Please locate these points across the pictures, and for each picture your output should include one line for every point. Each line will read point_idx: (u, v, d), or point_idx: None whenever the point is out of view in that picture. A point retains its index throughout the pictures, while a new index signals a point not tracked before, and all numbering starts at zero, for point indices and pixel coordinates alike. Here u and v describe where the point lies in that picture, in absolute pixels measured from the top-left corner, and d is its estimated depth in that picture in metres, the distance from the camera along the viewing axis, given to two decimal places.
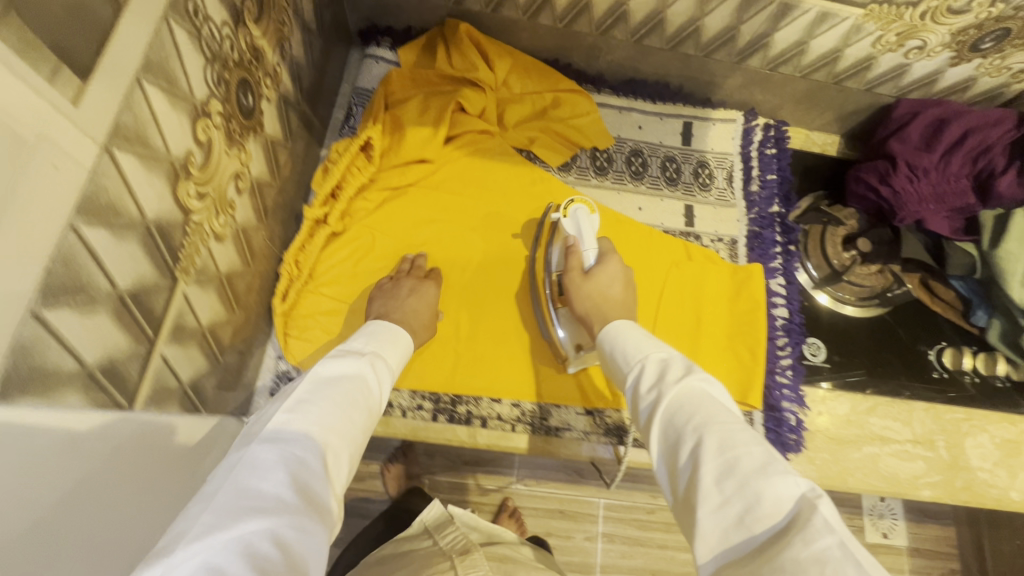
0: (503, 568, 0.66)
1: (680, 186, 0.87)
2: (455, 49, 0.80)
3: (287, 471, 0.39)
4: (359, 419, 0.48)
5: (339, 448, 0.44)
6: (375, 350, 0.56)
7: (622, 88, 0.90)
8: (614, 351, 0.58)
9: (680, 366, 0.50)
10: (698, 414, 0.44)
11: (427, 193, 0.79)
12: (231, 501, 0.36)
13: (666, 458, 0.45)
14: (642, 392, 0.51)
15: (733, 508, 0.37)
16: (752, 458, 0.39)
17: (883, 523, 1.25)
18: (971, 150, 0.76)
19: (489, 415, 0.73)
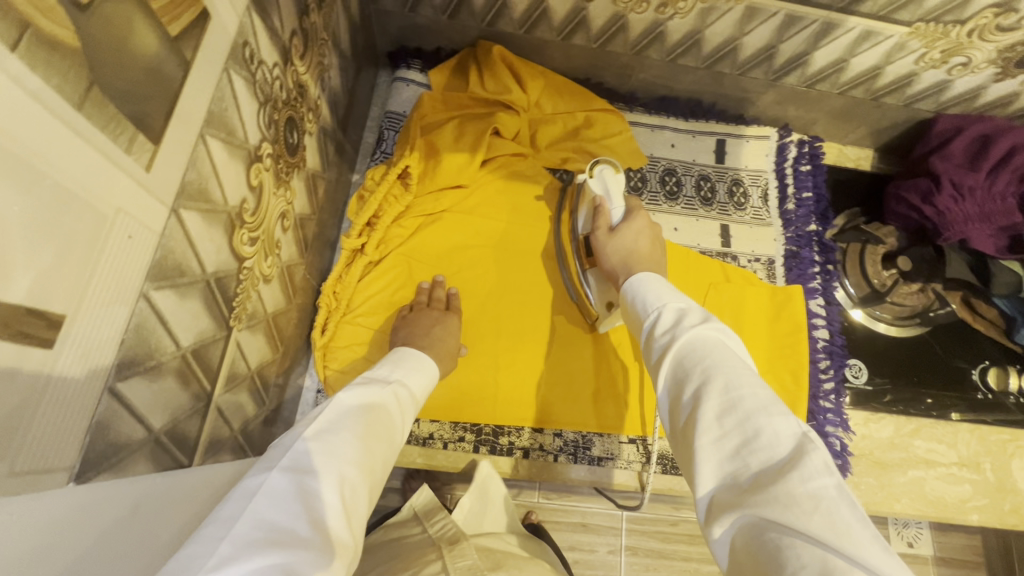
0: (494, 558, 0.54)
1: (715, 205, 0.86)
2: (488, 71, 0.78)
3: (309, 503, 0.32)
4: (382, 454, 0.41)
5: (361, 480, 0.36)
6: (400, 379, 0.51)
7: (654, 106, 0.89)
8: (634, 298, 0.52)
9: (696, 314, 0.46)
10: (706, 354, 0.41)
11: (462, 217, 0.78)
12: (245, 531, 0.29)
13: (670, 401, 0.42)
14: (650, 331, 0.47)
15: (732, 444, 0.35)
16: (756, 399, 0.37)
17: (908, 532, 1.23)
18: (1016, 169, 0.74)
19: (532, 446, 0.72)
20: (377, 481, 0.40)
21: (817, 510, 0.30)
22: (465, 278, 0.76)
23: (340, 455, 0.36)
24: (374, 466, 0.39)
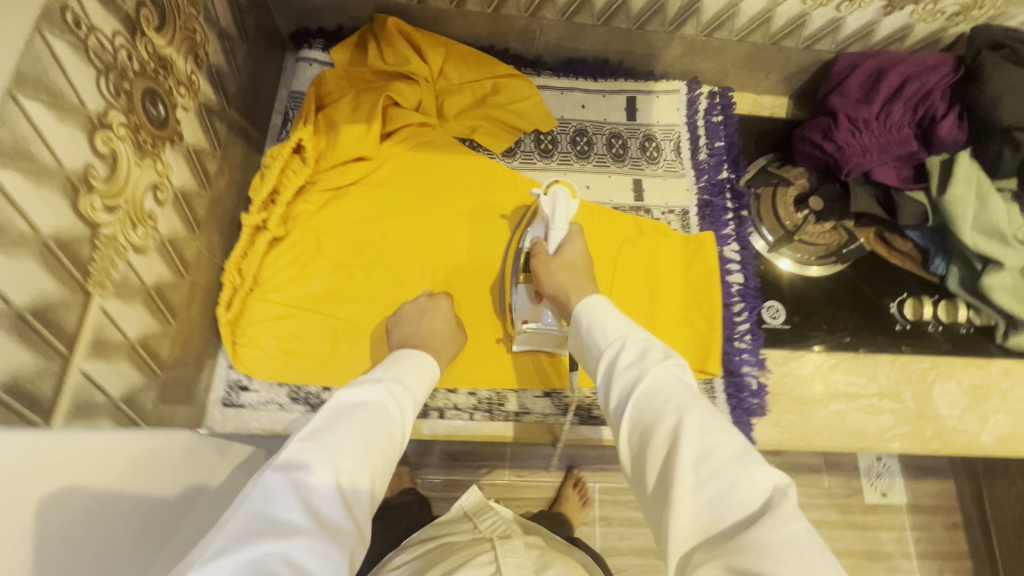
0: (541, 556, 0.67)
1: (627, 161, 0.87)
2: (385, 44, 0.79)
3: (298, 497, 0.42)
4: (382, 448, 0.49)
5: (351, 471, 0.45)
6: (392, 375, 0.56)
7: (562, 68, 0.90)
8: (591, 326, 0.58)
9: (658, 350, 0.52)
10: (671, 395, 0.47)
11: (369, 191, 0.79)
12: (245, 525, 0.40)
13: (638, 440, 0.47)
14: (616, 364, 0.52)
15: (709, 491, 0.41)
16: (727, 446, 0.43)
17: (881, 482, 1.25)
18: (911, 97, 0.75)
19: (445, 405, 0.72)
20: (379, 473, 0.48)
21: (787, 552, 0.36)
22: (378, 250, 0.77)
23: (330, 454, 0.45)
24: (374, 459, 0.47)
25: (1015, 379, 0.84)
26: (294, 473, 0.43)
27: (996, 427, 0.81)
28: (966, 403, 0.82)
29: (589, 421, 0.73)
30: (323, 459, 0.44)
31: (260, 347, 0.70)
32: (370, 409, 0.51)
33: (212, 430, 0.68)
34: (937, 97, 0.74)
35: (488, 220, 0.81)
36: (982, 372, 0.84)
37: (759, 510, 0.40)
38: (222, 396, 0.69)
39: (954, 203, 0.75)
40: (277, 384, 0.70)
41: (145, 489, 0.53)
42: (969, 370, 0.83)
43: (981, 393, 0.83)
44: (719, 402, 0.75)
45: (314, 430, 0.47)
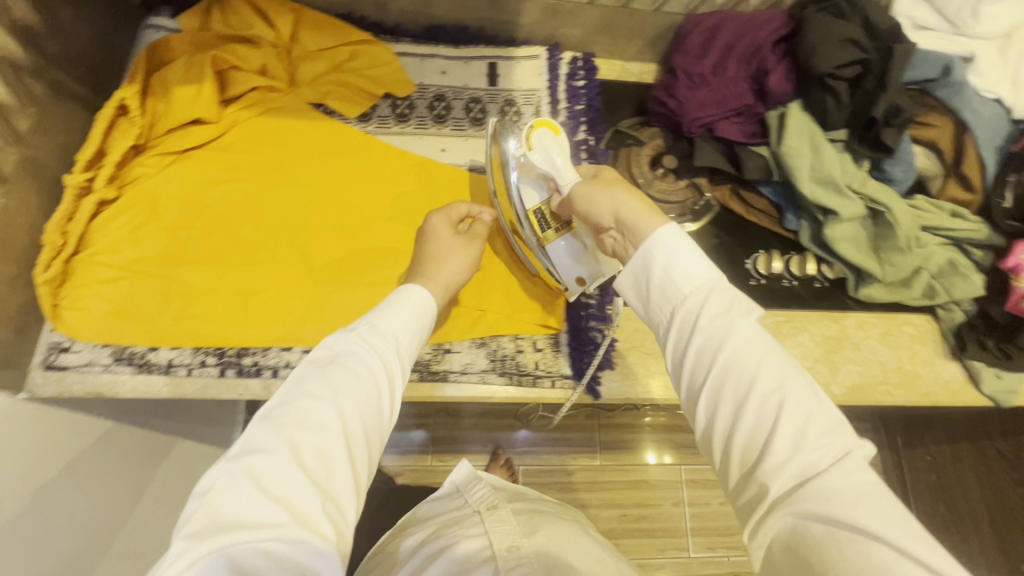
0: (531, 523, 0.70)
1: (486, 124, 0.87)
2: (230, 11, 0.80)
3: (261, 482, 0.39)
4: (358, 413, 0.45)
5: (320, 442, 0.42)
6: (366, 324, 0.52)
7: (422, 36, 0.90)
8: (669, 269, 0.50)
9: (744, 308, 0.48)
10: (763, 360, 0.45)
11: (214, 154, 0.78)
12: (207, 521, 0.38)
13: (721, 397, 0.45)
14: (699, 318, 0.48)
15: (805, 458, 0.40)
16: (821, 416, 0.42)
17: None
18: (744, 53, 0.78)
19: (278, 363, 0.70)
20: (358, 439, 0.45)
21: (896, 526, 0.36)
22: (221, 212, 0.76)
23: (287, 431, 0.42)
24: (346, 426, 0.44)
25: (868, 331, 0.85)
26: (250, 459, 0.40)
27: (847, 376, 0.82)
28: (819, 354, 0.83)
29: (428, 375, 0.72)
30: (281, 437, 0.42)
31: (84, 308, 0.69)
32: (345, 368, 0.47)
33: (33, 394, 0.66)
34: (767, 52, 0.77)
35: (344, 180, 0.81)
36: (836, 324, 0.85)
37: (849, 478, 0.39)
38: (42, 359, 0.67)
39: (790, 154, 0.76)
40: (101, 345, 0.69)
41: None
42: (823, 323, 0.85)
43: (834, 344, 0.84)
44: (562, 355, 0.76)
45: (278, 406, 0.44)
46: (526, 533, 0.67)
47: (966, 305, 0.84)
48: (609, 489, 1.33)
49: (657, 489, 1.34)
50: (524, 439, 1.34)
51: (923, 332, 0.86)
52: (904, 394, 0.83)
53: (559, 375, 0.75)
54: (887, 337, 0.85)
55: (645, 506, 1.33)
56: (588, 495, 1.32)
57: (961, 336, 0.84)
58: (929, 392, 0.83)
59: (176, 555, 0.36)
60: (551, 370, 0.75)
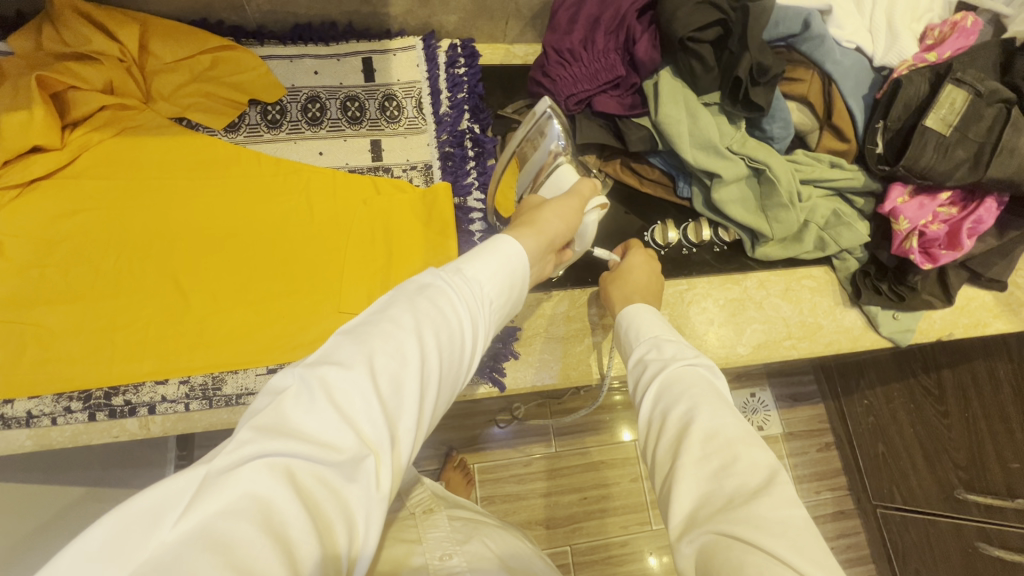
0: (463, 530, 0.67)
1: (365, 123, 0.84)
2: (58, 24, 0.73)
3: (333, 401, 0.34)
4: (438, 349, 0.40)
5: (398, 375, 0.37)
6: (462, 263, 0.46)
7: (288, 36, 0.86)
8: (630, 331, 0.62)
9: (687, 352, 0.55)
10: (689, 389, 0.50)
11: (66, 184, 0.73)
12: (274, 424, 0.33)
13: (657, 422, 0.50)
14: (647, 358, 0.57)
15: (712, 466, 0.42)
16: (736, 430, 0.44)
17: (758, 417, 1.54)
18: (610, 24, 0.77)
19: (153, 399, 0.66)
20: (432, 378, 0.39)
21: (782, 534, 0.36)
22: (84, 244, 0.71)
23: (369, 349, 0.37)
24: (425, 360, 0.39)
25: (770, 289, 0.87)
26: (328, 369, 0.36)
27: (752, 336, 0.83)
28: (723, 317, 0.84)
29: None
30: (362, 354, 0.37)
31: None
32: (434, 300, 0.42)
33: None
34: (632, 21, 0.75)
35: (243, 193, 0.77)
36: (738, 286, 0.86)
37: (757, 485, 0.40)
38: None
39: (667, 122, 0.76)
40: None
41: None
42: (726, 287, 0.85)
43: (738, 306, 0.85)
44: None
45: (362, 327, 0.39)
46: (458, 540, 0.64)
47: (858, 252, 0.86)
48: (568, 475, 1.32)
49: (615, 468, 1.34)
50: (476, 437, 1.31)
51: (821, 283, 0.88)
52: (808, 346, 0.84)
53: None
54: (788, 293, 0.87)
55: (604, 486, 1.33)
56: (547, 484, 1.31)
57: (856, 283, 0.86)
58: (832, 341, 0.85)
59: (242, 449, 0.31)
60: None
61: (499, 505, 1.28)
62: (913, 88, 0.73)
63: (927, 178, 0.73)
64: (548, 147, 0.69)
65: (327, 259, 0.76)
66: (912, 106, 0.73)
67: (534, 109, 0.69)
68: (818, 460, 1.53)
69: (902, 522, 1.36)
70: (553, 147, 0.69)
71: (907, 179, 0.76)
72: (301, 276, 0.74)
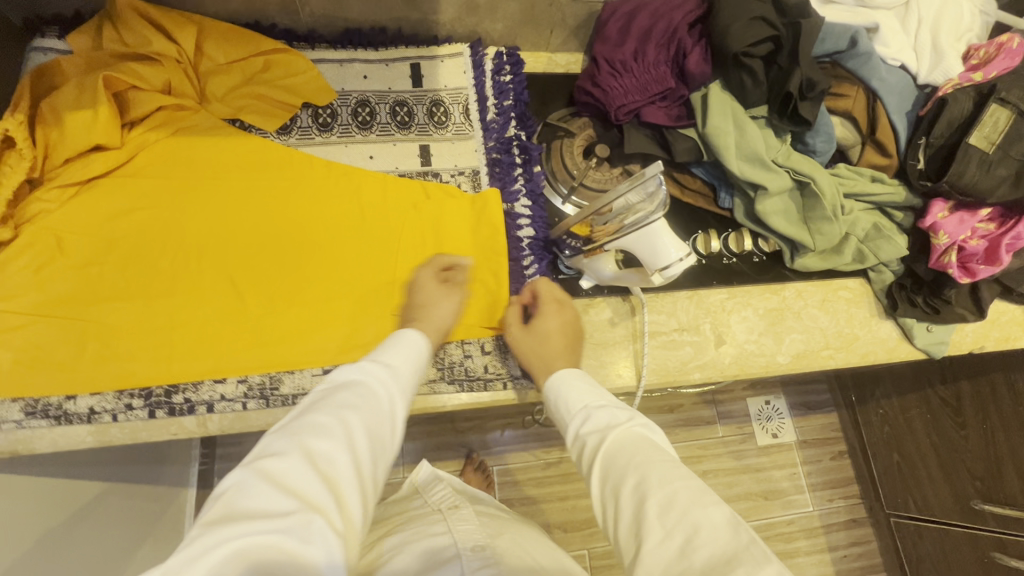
0: (491, 526, 0.70)
1: (413, 128, 0.85)
2: (120, 25, 0.74)
3: (284, 487, 0.42)
4: (370, 433, 0.48)
5: (333, 457, 0.45)
6: (372, 357, 0.56)
7: (338, 40, 0.86)
8: (558, 400, 0.62)
9: (621, 414, 0.57)
10: (635, 454, 0.51)
11: (124, 182, 0.73)
12: (231, 512, 0.40)
13: (608, 495, 0.51)
14: (584, 429, 0.57)
15: (676, 539, 0.44)
16: (686, 491, 0.47)
17: (772, 424, 1.55)
18: (662, 37, 0.78)
19: (212, 398, 0.67)
20: (367, 453, 0.48)
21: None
22: (139, 242, 0.72)
23: (299, 438, 0.45)
24: (354, 440, 0.47)
25: (807, 299, 0.88)
26: (266, 462, 0.43)
27: (791, 345, 0.85)
28: (763, 327, 0.85)
29: None
30: (298, 445, 0.45)
31: None
32: (349, 394, 0.50)
33: None
34: (683, 35, 0.77)
35: (304, 199, 0.78)
36: (777, 296, 0.87)
37: (724, 550, 0.42)
38: None
39: (716, 134, 0.77)
40: (10, 401, 0.63)
41: None
42: (765, 296, 0.87)
43: (776, 316, 0.86)
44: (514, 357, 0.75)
45: (304, 422, 0.47)
46: (486, 535, 0.65)
47: (894, 265, 0.87)
48: None
49: None
50: (498, 440, 1.32)
51: (858, 295, 0.89)
52: (844, 356, 0.86)
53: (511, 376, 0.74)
54: (825, 303, 0.88)
55: None
56: (566, 487, 1.32)
57: (892, 296, 0.88)
58: (868, 352, 0.87)
59: (188, 542, 0.38)
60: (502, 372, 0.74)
61: (518, 508, 1.29)
62: (957, 107, 0.75)
63: (970, 196, 0.74)
64: (622, 194, 0.61)
65: (379, 262, 0.77)
66: (956, 124, 0.75)
67: (645, 169, 0.58)
68: (831, 468, 1.55)
69: (915, 531, 1.38)
70: (624, 192, 0.61)
71: (950, 196, 0.77)
72: (358, 283, 0.75)
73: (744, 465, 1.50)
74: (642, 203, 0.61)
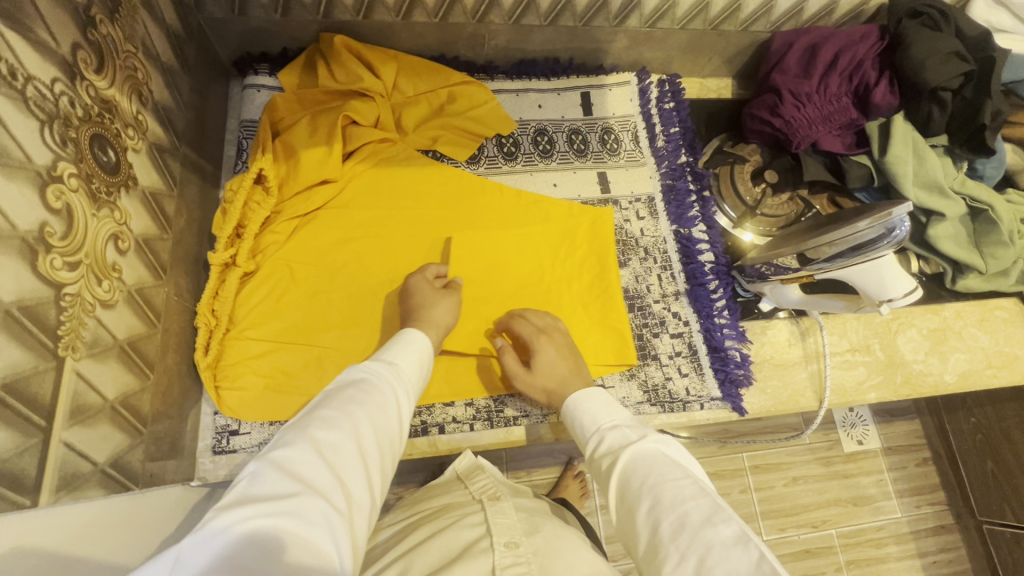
0: (532, 521, 0.59)
1: (590, 155, 0.88)
2: (335, 63, 0.78)
3: (291, 475, 0.39)
4: (373, 429, 0.47)
5: (339, 446, 0.43)
6: (383, 359, 0.56)
7: (514, 71, 0.90)
8: (574, 423, 0.62)
9: (636, 434, 0.55)
10: (646, 473, 0.50)
11: (339, 212, 0.77)
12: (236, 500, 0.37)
13: (627, 518, 0.50)
14: (600, 451, 0.56)
15: (689, 563, 0.42)
16: (699, 511, 0.44)
17: (857, 431, 1.38)
18: (845, 69, 0.81)
19: (444, 420, 0.73)
20: (372, 447, 0.46)
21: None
22: (355, 271, 0.75)
23: (308, 431, 0.43)
24: (362, 434, 0.46)
25: (967, 319, 0.90)
26: (276, 453, 0.41)
27: (957, 364, 0.87)
28: (928, 346, 0.88)
29: None
30: (306, 436, 0.43)
31: (244, 388, 0.68)
32: (350, 392, 0.49)
33: (205, 480, 0.65)
34: (868, 67, 0.80)
35: (498, 224, 0.81)
36: (939, 316, 0.89)
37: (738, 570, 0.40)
38: (212, 444, 0.66)
39: (896, 162, 0.79)
40: (269, 424, 0.68)
41: None
42: (927, 316, 0.89)
43: (940, 335, 0.89)
44: (708, 378, 0.79)
45: (309, 418, 0.45)
46: (526, 531, 0.56)
47: None
48: None
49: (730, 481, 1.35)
50: None
51: (1013, 314, 0.91)
52: (1007, 374, 0.88)
53: (709, 398, 0.78)
54: (984, 323, 0.90)
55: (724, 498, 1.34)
56: None
57: None
58: None
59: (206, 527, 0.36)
60: (701, 394, 0.79)
61: None
62: None
63: None
64: (857, 224, 0.64)
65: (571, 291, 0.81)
66: None
67: (893, 209, 0.61)
68: (917, 475, 1.39)
69: None
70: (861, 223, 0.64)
71: None
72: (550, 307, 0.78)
73: (833, 471, 1.34)
74: (878, 244, 0.63)
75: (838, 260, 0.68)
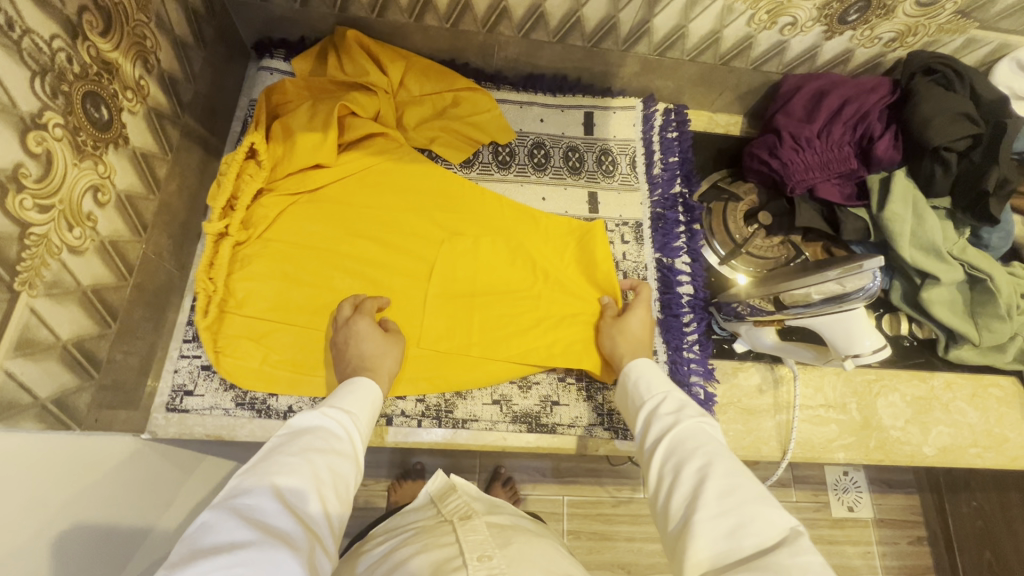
0: (504, 534, 0.59)
1: (583, 174, 0.89)
2: (346, 56, 0.81)
3: (246, 523, 0.41)
4: (330, 474, 0.49)
5: (297, 495, 0.45)
6: (339, 404, 0.57)
7: (521, 83, 0.92)
8: (636, 382, 0.64)
9: (694, 409, 0.57)
10: (703, 443, 0.52)
11: (340, 198, 0.80)
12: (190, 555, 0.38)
13: (667, 475, 0.52)
14: (658, 410, 0.58)
15: (729, 521, 0.44)
16: (752, 487, 0.47)
17: (848, 497, 1.30)
18: (851, 118, 0.79)
19: (393, 412, 0.73)
20: (330, 491, 0.48)
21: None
22: (350, 256, 0.78)
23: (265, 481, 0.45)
24: (320, 479, 0.47)
25: (957, 391, 0.86)
26: (233, 502, 0.43)
27: (938, 438, 0.83)
28: (910, 414, 0.84)
29: (535, 429, 0.74)
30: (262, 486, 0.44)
31: (242, 357, 0.71)
32: (308, 440, 0.51)
33: (154, 435, 0.68)
34: (874, 119, 0.78)
35: (490, 225, 0.82)
36: (925, 384, 0.85)
37: (774, 545, 0.42)
38: (166, 401, 0.68)
39: (893, 219, 0.77)
40: (223, 390, 0.70)
41: (82, 484, 0.54)
42: (913, 383, 0.85)
43: (924, 405, 0.85)
44: None
45: (264, 467, 0.47)
46: (498, 545, 0.56)
47: None
48: None
49: None
50: None
51: (1009, 394, 0.87)
52: (994, 457, 0.83)
53: None
54: (975, 398, 0.86)
55: None
56: None
57: None
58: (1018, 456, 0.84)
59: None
60: None
61: None
62: None
63: None
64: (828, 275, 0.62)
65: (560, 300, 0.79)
66: None
67: (863, 264, 0.58)
68: (908, 553, 1.30)
69: None
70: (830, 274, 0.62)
71: None
72: (529, 310, 0.78)
73: (816, 535, 1.27)
74: (853, 296, 0.61)
75: (812, 307, 0.66)
